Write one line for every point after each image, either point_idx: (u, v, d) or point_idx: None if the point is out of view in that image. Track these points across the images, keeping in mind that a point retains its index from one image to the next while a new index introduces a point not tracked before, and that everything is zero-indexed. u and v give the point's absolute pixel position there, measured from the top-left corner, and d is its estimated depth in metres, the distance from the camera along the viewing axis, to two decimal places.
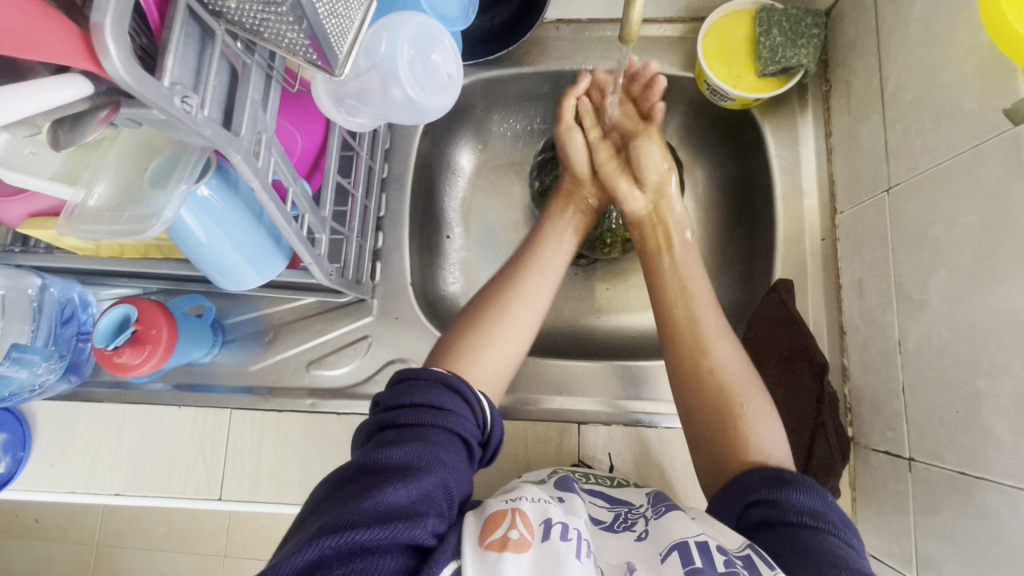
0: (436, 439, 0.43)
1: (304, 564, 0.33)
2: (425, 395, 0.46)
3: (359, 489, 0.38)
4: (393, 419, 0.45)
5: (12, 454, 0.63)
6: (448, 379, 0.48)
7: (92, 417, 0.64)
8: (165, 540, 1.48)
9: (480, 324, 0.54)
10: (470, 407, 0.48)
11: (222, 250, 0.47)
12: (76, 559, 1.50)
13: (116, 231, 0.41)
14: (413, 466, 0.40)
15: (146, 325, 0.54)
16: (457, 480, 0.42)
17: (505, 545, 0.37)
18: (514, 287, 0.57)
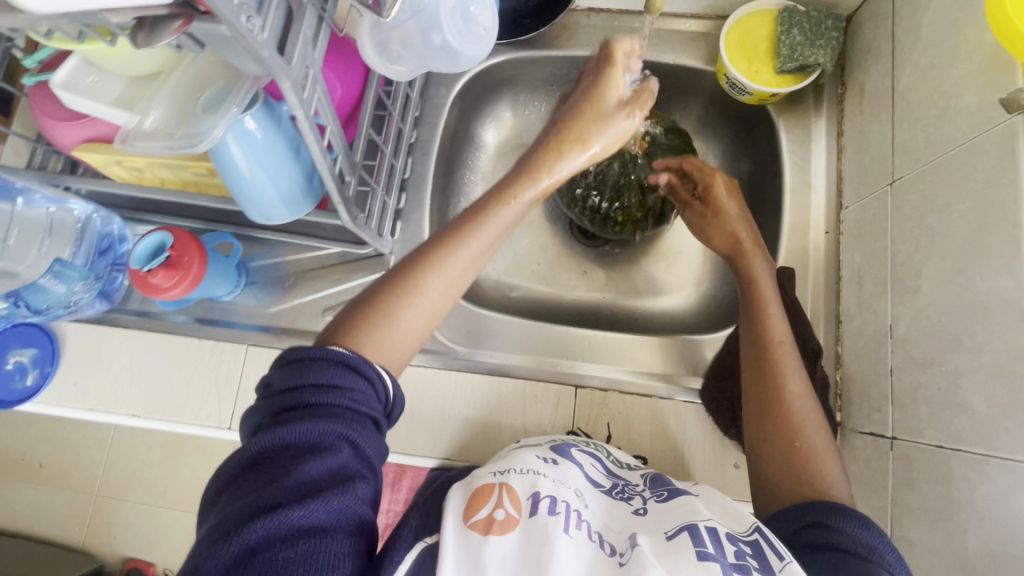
0: (339, 416, 0.38)
1: (243, 550, 0.32)
2: (318, 374, 0.39)
3: (272, 472, 0.35)
4: (281, 398, 0.38)
5: (40, 369, 0.67)
6: (347, 357, 0.40)
7: (118, 341, 0.68)
8: (162, 496, 1.54)
9: (366, 318, 0.44)
10: (373, 380, 0.41)
11: (261, 186, 0.51)
12: (75, 506, 1.57)
13: (168, 145, 0.45)
14: (324, 441, 0.36)
15: (179, 252, 0.57)
16: (372, 446, 0.39)
17: (491, 525, 0.40)
18: (423, 261, 0.45)
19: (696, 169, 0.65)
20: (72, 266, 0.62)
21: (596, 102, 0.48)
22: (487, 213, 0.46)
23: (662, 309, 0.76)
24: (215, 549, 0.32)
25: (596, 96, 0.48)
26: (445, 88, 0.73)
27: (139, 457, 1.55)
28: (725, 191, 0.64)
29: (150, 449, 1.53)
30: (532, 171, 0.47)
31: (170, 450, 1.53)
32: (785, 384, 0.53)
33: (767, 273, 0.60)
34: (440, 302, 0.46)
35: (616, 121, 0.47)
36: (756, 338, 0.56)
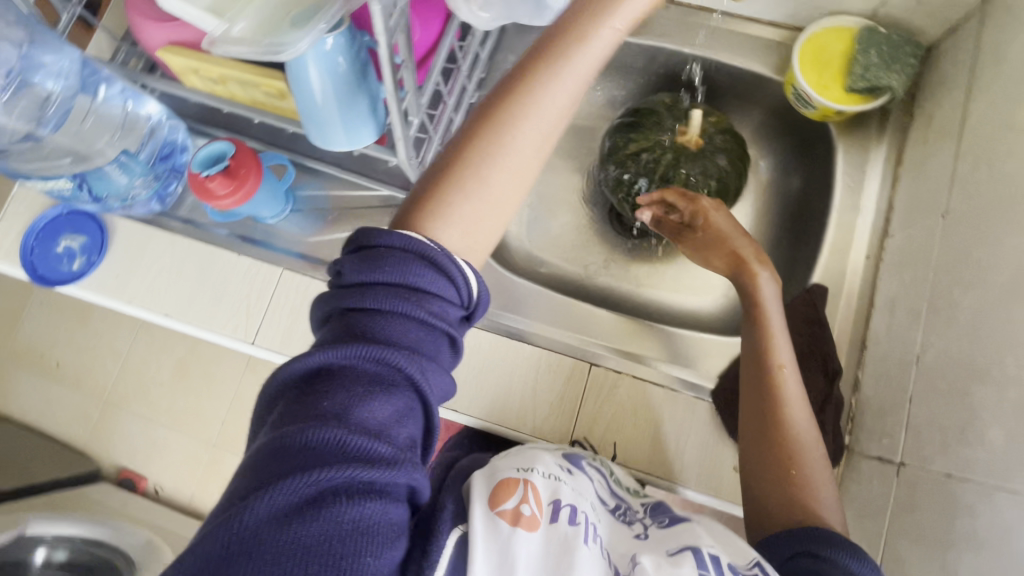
0: (412, 335, 0.35)
1: (310, 494, 0.30)
2: (396, 274, 0.36)
3: (343, 395, 0.33)
4: (353, 298, 0.36)
5: (87, 257, 0.71)
6: (424, 256, 0.38)
7: (161, 243, 0.71)
8: (163, 415, 1.69)
9: (457, 173, 0.42)
10: (452, 282, 0.39)
11: (329, 114, 0.54)
12: (82, 408, 1.72)
13: (254, 50, 0.46)
14: (394, 375, 0.34)
15: (238, 163, 0.60)
16: (440, 375, 0.37)
17: (519, 520, 0.41)
18: (507, 115, 0.43)
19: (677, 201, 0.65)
20: (137, 161, 0.65)
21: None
22: (560, 62, 0.43)
23: (686, 309, 0.77)
24: (279, 486, 0.29)
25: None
26: (513, 55, 0.74)
27: (150, 374, 1.72)
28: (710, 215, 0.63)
29: (160, 369, 1.71)
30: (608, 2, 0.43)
31: (179, 370, 1.70)
32: (788, 416, 0.54)
33: (770, 283, 0.61)
34: (529, 159, 0.44)
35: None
36: (755, 364, 0.57)
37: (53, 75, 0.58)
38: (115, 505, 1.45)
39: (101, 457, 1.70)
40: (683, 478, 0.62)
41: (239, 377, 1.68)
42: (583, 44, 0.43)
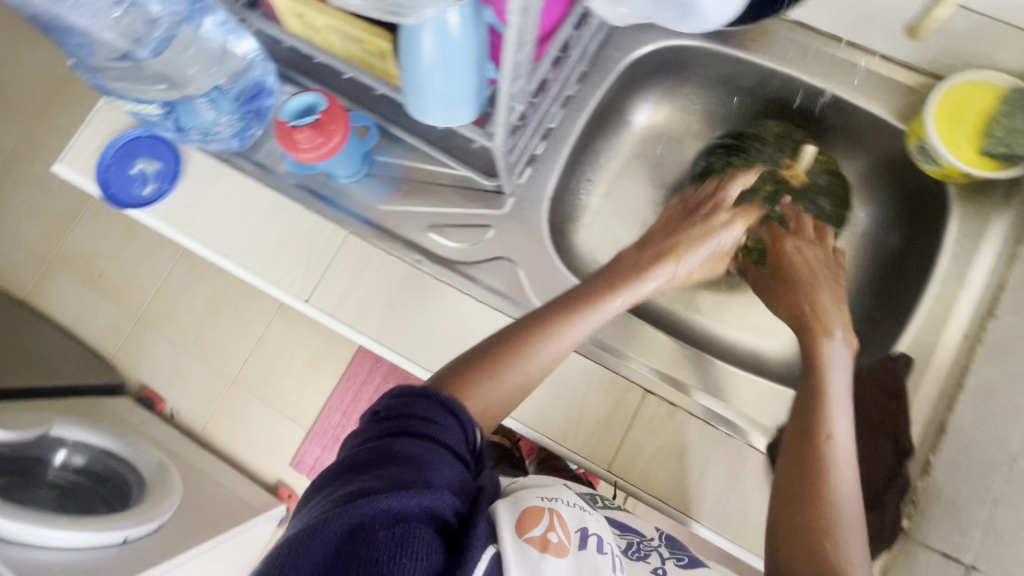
0: (436, 443, 0.44)
1: (349, 525, 0.37)
2: (424, 407, 0.46)
3: (378, 468, 0.41)
4: (388, 420, 0.45)
5: (159, 184, 0.70)
6: (449, 399, 0.48)
7: (230, 183, 0.70)
8: (191, 341, 1.75)
9: (482, 370, 0.52)
10: (466, 425, 0.47)
11: (431, 86, 0.51)
12: (118, 320, 1.80)
13: (377, 8, 0.43)
14: (419, 457, 0.42)
15: (328, 117, 0.58)
16: (458, 475, 0.43)
17: (546, 545, 0.43)
18: (538, 335, 0.54)
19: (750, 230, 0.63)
20: (226, 98, 0.65)
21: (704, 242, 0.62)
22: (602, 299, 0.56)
23: (747, 348, 0.73)
24: (324, 525, 0.37)
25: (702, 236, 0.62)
26: (620, 52, 0.70)
27: (185, 300, 1.77)
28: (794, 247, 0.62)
29: (194, 299, 1.77)
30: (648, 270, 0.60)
31: (212, 303, 1.75)
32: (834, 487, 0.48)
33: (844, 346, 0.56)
34: (540, 374, 0.54)
35: (706, 259, 0.63)
36: (798, 430, 0.52)
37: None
38: (134, 421, 1.50)
39: (128, 371, 1.77)
40: (718, 525, 0.59)
41: (267, 321, 1.71)
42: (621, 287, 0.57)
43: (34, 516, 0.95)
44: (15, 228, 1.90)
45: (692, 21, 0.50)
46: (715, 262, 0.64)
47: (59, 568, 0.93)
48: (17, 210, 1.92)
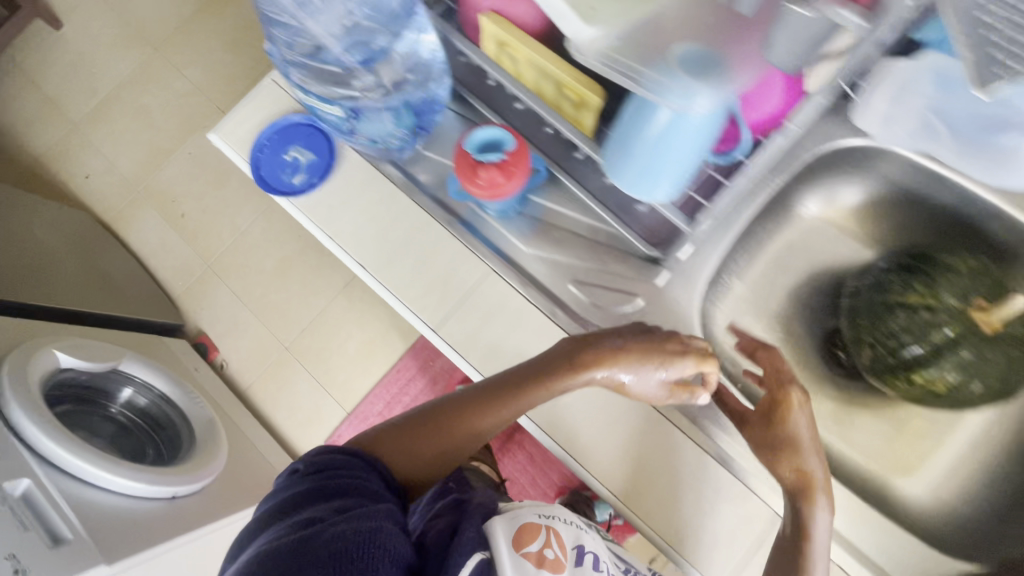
0: (353, 474, 0.55)
1: (300, 540, 0.47)
2: (329, 457, 0.55)
3: (316, 500, 0.51)
4: (302, 468, 0.55)
5: (309, 176, 0.69)
6: (349, 454, 0.56)
7: (382, 189, 0.68)
8: (253, 298, 1.77)
9: (396, 429, 0.62)
10: (368, 470, 0.56)
11: (641, 154, 0.50)
12: (189, 262, 1.83)
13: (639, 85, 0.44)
14: (345, 485, 0.53)
15: (514, 159, 0.55)
16: (381, 493, 0.55)
17: (539, 559, 0.61)
18: (449, 410, 0.62)
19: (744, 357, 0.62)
20: (408, 111, 0.64)
21: (655, 363, 0.56)
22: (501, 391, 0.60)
23: None
24: (278, 551, 0.46)
25: (647, 353, 0.56)
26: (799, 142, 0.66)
27: (256, 257, 1.79)
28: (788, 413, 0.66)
29: (265, 260, 1.79)
30: (576, 370, 0.58)
31: (281, 266, 1.77)
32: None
33: (823, 514, 0.65)
34: (445, 443, 0.62)
35: (657, 383, 0.58)
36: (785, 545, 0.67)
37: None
38: (189, 368, 1.51)
39: (188, 314, 1.80)
40: None
41: (331, 297, 1.73)
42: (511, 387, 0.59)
43: (102, 459, 0.95)
44: (112, 154, 1.96)
45: (1009, 173, 0.72)
46: (666, 391, 0.59)
47: (117, 519, 0.93)
48: (117, 136, 1.97)
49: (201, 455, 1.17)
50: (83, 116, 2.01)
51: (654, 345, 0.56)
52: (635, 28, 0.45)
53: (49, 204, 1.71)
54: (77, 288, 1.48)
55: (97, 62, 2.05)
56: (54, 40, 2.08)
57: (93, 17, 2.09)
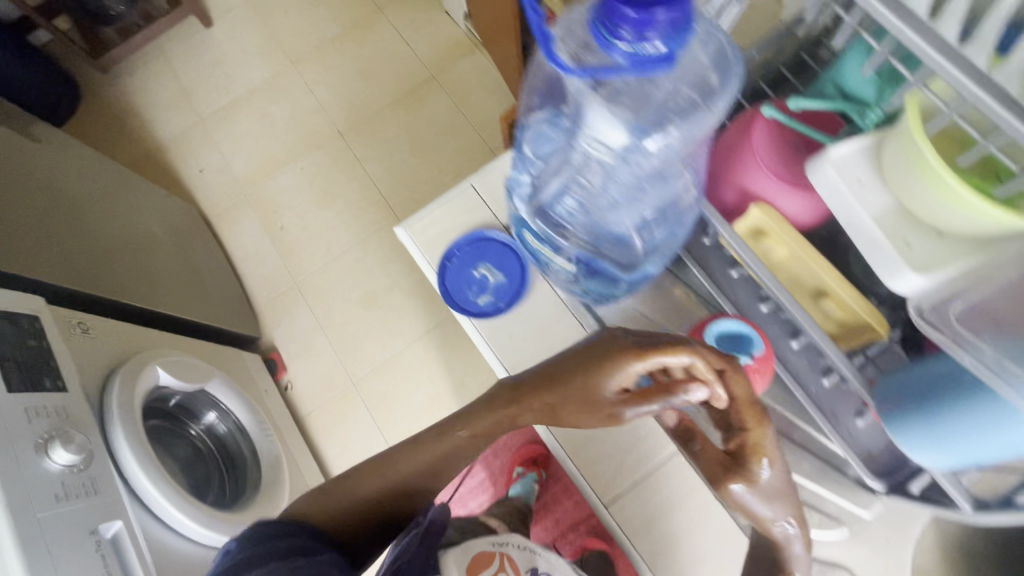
0: (288, 538, 0.65)
1: None
2: (256, 532, 0.65)
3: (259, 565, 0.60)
4: (234, 545, 0.63)
5: (495, 299, 0.75)
6: (271, 524, 0.66)
7: (569, 328, 0.73)
8: (333, 325, 1.79)
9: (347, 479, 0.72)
10: (294, 531, 0.66)
11: (935, 413, 0.49)
12: (277, 275, 1.86)
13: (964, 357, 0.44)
14: (284, 551, 0.63)
15: (759, 365, 0.59)
16: (314, 547, 0.65)
17: None
18: (394, 452, 0.73)
19: (713, 362, 0.54)
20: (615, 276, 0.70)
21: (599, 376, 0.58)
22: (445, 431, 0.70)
23: None
24: None
25: (603, 367, 0.58)
26: None
27: (345, 285, 1.83)
28: (757, 459, 0.56)
29: (352, 290, 1.82)
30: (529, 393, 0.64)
31: (367, 299, 1.80)
32: None
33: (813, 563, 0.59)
34: (399, 475, 0.71)
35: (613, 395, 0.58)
36: None
37: (652, 203, 0.63)
38: (260, 389, 1.50)
39: (266, 327, 1.81)
40: None
41: (410, 341, 1.75)
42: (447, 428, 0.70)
43: (184, 501, 0.93)
44: (230, 154, 2.03)
45: None
46: (629, 400, 0.57)
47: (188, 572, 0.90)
48: (238, 138, 2.05)
49: (261, 500, 1.15)
50: (211, 113, 2.10)
51: (597, 349, 0.60)
52: (983, 289, 0.46)
53: (162, 193, 1.76)
54: (171, 289, 1.49)
55: (236, 65, 2.16)
56: (203, 37, 2.21)
57: (242, 24, 2.21)
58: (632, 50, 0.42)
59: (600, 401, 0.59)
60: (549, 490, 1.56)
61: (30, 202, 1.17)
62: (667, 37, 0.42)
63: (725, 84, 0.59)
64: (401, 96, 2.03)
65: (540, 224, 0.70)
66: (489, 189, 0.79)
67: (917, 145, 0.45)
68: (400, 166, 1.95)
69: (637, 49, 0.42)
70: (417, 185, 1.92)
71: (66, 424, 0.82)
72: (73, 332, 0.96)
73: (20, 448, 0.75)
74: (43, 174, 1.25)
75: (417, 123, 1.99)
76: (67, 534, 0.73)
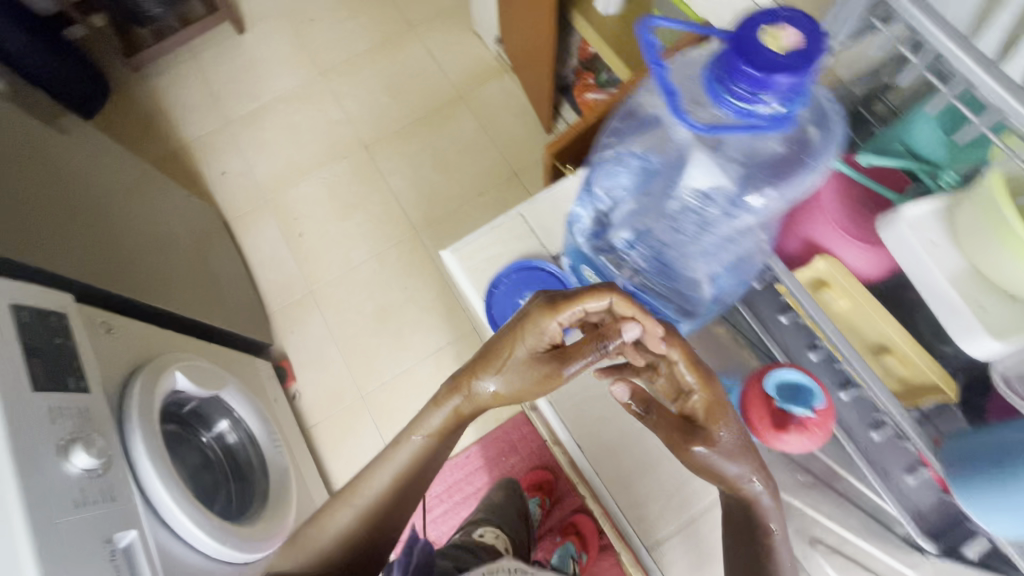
0: None
1: None
2: None
3: None
4: None
5: None
6: None
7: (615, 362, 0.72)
8: (345, 336, 1.78)
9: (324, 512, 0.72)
10: None
11: (994, 471, 0.49)
12: (292, 283, 1.85)
13: None
14: None
15: (818, 417, 0.59)
16: None
17: None
18: (360, 480, 0.72)
19: (633, 303, 0.61)
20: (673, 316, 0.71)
21: (531, 339, 0.63)
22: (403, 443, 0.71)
23: None
24: None
25: (531, 334, 0.63)
26: None
27: (360, 297, 1.83)
28: (707, 412, 0.60)
29: (367, 302, 1.82)
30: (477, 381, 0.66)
31: (382, 312, 1.80)
32: None
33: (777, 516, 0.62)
34: (369, 496, 0.71)
35: (549, 353, 0.64)
36: None
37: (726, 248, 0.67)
38: (271, 397, 1.49)
39: (277, 334, 1.80)
40: None
41: (422, 357, 1.74)
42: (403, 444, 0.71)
43: (197, 512, 0.92)
44: (253, 159, 2.04)
45: None
46: (567, 356, 0.63)
47: None
48: (262, 143, 2.06)
49: (269, 514, 1.13)
50: (237, 117, 2.12)
51: (525, 321, 0.64)
52: None
53: (185, 194, 1.76)
54: (188, 291, 1.48)
55: (266, 71, 2.19)
56: (235, 43, 2.24)
57: (275, 32, 2.25)
58: (744, 105, 0.49)
59: (535, 361, 0.64)
60: (554, 516, 1.55)
61: (53, 192, 1.12)
62: (781, 100, 0.48)
63: (825, 145, 0.62)
64: (428, 114, 2.05)
65: (601, 259, 0.72)
66: (539, 220, 0.80)
67: (1000, 210, 0.48)
68: (422, 182, 1.97)
69: (750, 104, 0.48)
70: (438, 201, 1.94)
71: (88, 426, 0.81)
72: (98, 330, 0.95)
73: (43, 449, 0.73)
74: (74, 166, 1.23)
75: (442, 141, 2.02)
76: (82, 545, 0.71)
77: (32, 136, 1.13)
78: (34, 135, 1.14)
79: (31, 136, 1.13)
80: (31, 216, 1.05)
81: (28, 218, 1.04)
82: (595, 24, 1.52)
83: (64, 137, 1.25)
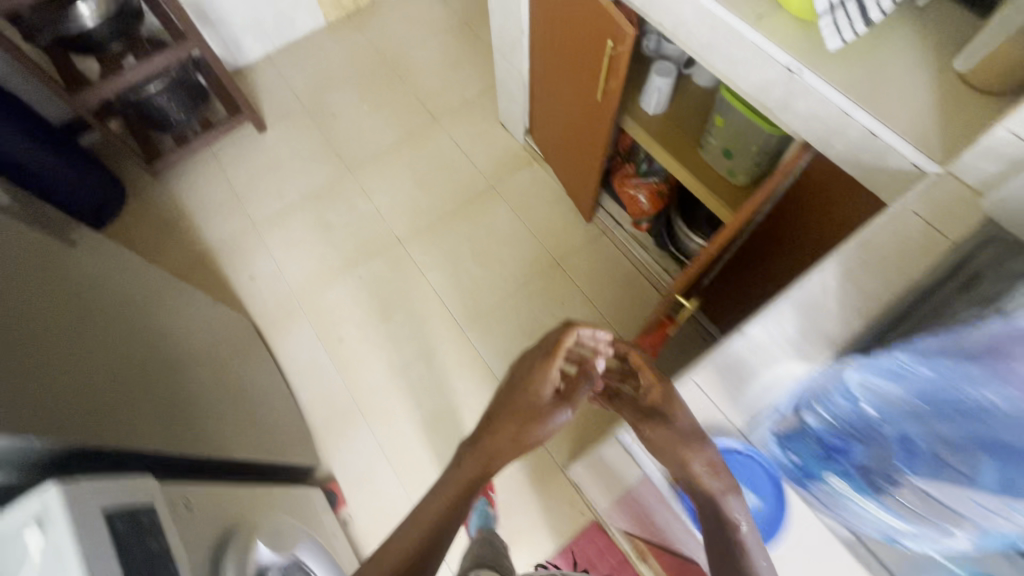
0: None
1: None
2: None
3: None
4: None
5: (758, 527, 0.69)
6: None
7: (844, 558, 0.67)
8: (396, 449, 1.69)
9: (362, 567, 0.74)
10: None
11: None
12: (335, 394, 1.77)
13: None
14: None
15: None
16: None
17: None
18: (398, 533, 0.77)
19: (590, 330, 0.83)
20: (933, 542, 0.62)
21: (536, 374, 0.81)
22: (437, 490, 0.78)
23: None
24: None
25: (535, 371, 0.81)
26: None
27: (408, 405, 1.75)
28: (665, 400, 0.73)
29: (415, 409, 1.74)
30: (501, 417, 0.80)
31: (433, 420, 1.73)
32: None
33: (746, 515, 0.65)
34: (403, 543, 0.75)
35: (552, 381, 0.80)
36: None
37: None
38: (331, 533, 1.37)
39: (323, 451, 1.70)
40: None
41: None
42: (440, 490, 0.78)
43: None
44: (283, 261, 1.98)
45: None
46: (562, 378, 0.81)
47: None
48: (292, 244, 2.01)
49: None
50: (264, 217, 2.06)
51: (528, 366, 0.83)
52: None
53: (219, 309, 1.68)
54: (227, 406, 1.34)
55: (291, 168, 2.16)
56: (257, 141, 2.22)
57: (298, 130, 2.24)
58: None
59: (547, 389, 0.80)
60: None
61: (66, 329, 0.93)
62: None
63: None
64: (460, 206, 2.05)
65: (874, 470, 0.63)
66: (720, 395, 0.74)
67: None
68: (463, 276, 1.93)
69: None
70: (479, 296, 1.90)
71: None
72: (180, 512, 0.85)
73: None
74: (77, 281, 1.04)
75: (478, 233, 2.00)
76: None
77: (29, 266, 0.95)
78: (29, 259, 0.95)
79: (26, 263, 0.94)
80: (41, 370, 0.84)
81: (46, 369, 0.85)
82: (643, 124, 1.55)
83: (71, 257, 1.09)
